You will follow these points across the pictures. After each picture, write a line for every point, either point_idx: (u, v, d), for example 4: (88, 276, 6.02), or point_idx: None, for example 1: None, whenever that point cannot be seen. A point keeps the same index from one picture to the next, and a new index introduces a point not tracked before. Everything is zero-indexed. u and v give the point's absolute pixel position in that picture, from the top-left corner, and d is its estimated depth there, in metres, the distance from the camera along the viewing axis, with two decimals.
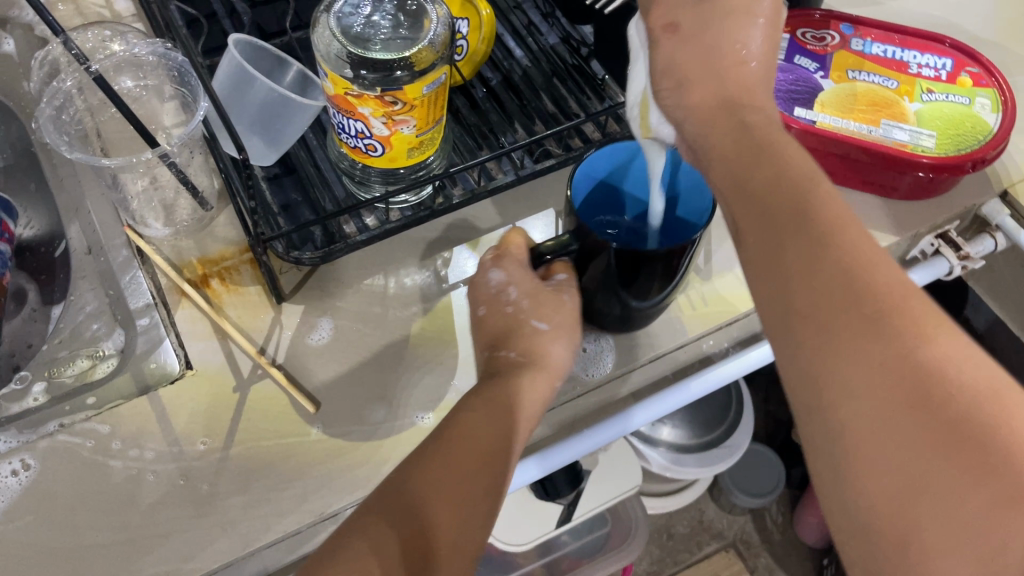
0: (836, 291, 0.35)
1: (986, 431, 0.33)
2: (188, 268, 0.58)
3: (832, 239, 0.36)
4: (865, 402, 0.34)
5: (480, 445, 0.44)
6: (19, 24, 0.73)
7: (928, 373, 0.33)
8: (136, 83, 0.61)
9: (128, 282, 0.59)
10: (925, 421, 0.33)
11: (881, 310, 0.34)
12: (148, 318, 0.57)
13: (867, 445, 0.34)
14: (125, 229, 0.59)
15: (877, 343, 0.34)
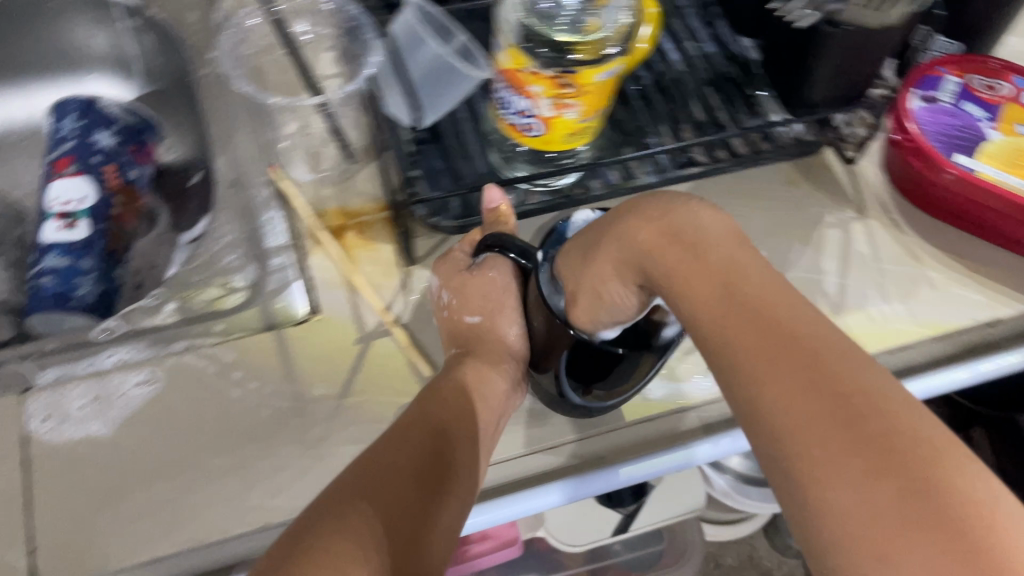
0: (776, 352, 0.38)
1: (981, 517, 0.32)
2: (327, 217, 0.59)
3: (826, 361, 0.37)
4: (855, 502, 0.33)
5: (434, 468, 0.44)
6: None
7: (904, 443, 0.34)
8: (310, 31, 0.64)
9: (266, 221, 0.60)
10: (910, 510, 0.32)
11: (861, 416, 0.35)
12: (282, 258, 0.58)
13: (823, 503, 0.34)
14: (272, 169, 0.61)
15: (786, 372, 0.37)
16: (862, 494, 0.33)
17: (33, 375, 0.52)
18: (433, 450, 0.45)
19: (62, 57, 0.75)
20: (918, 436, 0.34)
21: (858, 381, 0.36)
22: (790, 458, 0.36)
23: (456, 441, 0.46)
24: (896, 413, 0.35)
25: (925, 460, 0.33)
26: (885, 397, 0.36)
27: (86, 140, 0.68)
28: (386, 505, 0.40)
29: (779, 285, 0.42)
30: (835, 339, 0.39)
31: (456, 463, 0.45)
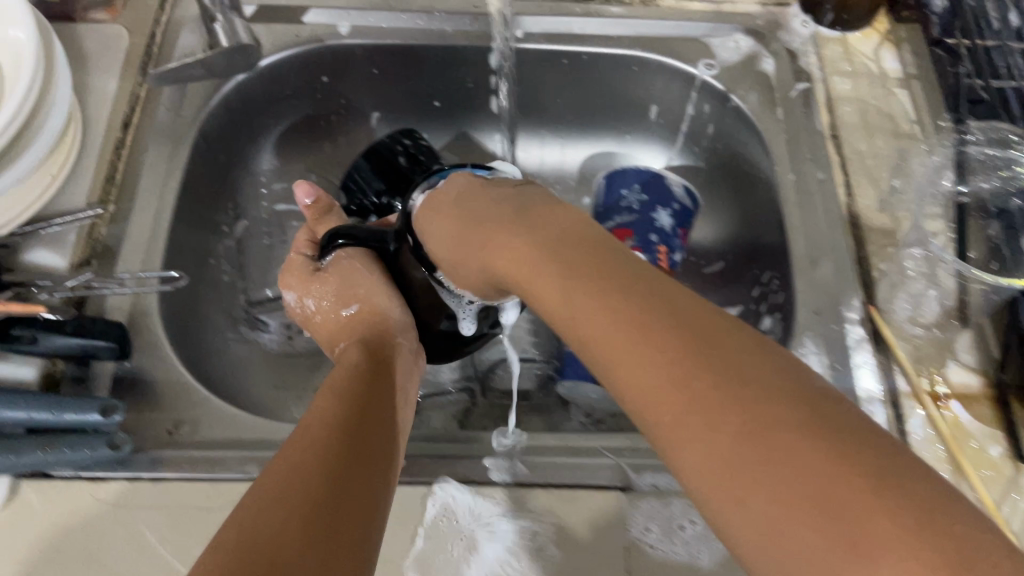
0: (605, 285, 0.36)
1: (819, 400, 0.29)
2: (926, 376, 0.54)
3: (606, 255, 0.38)
4: (700, 438, 0.29)
5: (363, 425, 0.41)
6: (785, 45, 0.70)
7: (690, 321, 0.33)
8: (990, 188, 0.57)
9: (856, 362, 0.55)
10: (790, 413, 0.28)
11: (696, 330, 0.32)
12: (873, 409, 0.53)
13: (681, 438, 0.30)
14: (870, 306, 0.57)
15: (604, 284, 0.36)
16: (704, 441, 0.29)
17: (628, 476, 0.51)
18: (345, 400, 0.43)
19: (628, 116, 0.75)
20: (815, 387, 0.29)
21: (712, 327, 0.32)
22: (657, 435, 0.31)
23: (310, 445, 0.38)
24: (723, 338, 0.32)
25: (829, 433, 0.27)
26: (713, 331, 0.32)
27: (647, 217, 0.67)
28: (308, 454, 0.37)
29: (587, 231, 0.40)
30: (638, 267, 0.37)
31: (369, 427, 0.42)
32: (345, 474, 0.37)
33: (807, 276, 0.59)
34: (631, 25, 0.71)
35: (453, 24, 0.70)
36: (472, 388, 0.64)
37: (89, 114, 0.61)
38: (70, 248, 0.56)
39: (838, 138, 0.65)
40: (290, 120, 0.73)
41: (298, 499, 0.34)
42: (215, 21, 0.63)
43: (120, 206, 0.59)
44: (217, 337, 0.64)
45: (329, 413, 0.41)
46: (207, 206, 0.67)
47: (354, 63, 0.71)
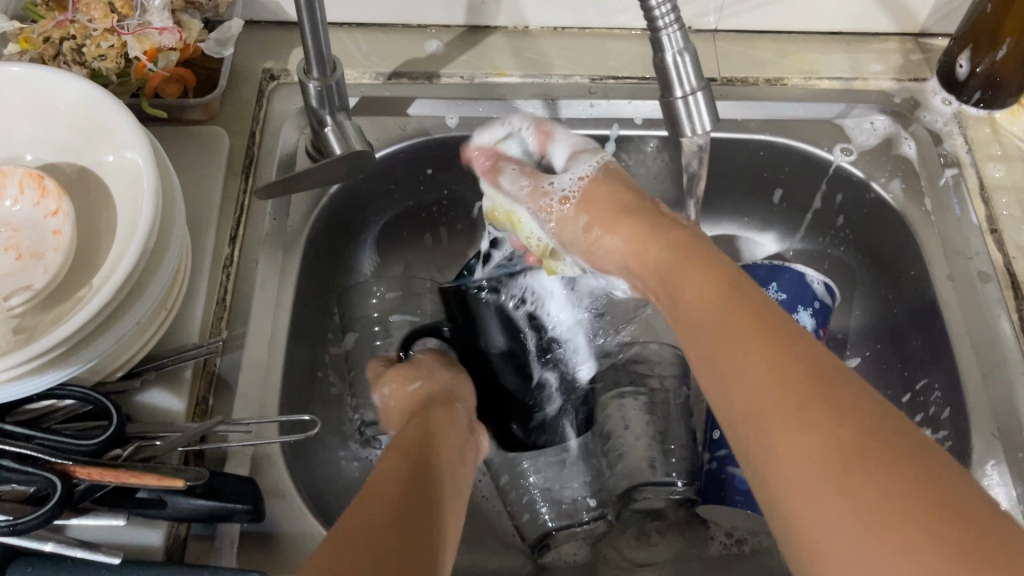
0: (741, 326, 0.40)
1: (917, 452, 0.33)
2: None
3: (739, 296, 0.42)
4: (802, 459, 0.34)
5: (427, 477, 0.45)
6: (927, 126, 0.65)
7: (801, 357, 0.38)
8: None
9: None
10: (888, 460, 0.33)
11: (813, 375, 0.36)
12: None
13: (782, 461, 0.35)
14: None
15: (746, 329, 0.40)
16: (828, 475, 0.33)
17: None
18: (421, 458, 0.47)
19: (749, 198, 0.70)
20: (937, 458, 0.33)
21: (828, 374, 0.37)
22: (766, 457, 0.36)
23: (390, 494, 0.42)
24: (854, 405, 0.35)
25: (932, 493, 0.31)
26: (844, 394, 0.35)
27: (788, 319, 0.62)
28: (371, 506, 0.41)
29: (723, 266, 0.45)
30: (784, 323, 0.40)
31: (427, 483, 0.45)
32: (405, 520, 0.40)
33: (983, 394, 0.54)
34: (760, 107, 0.66)
35: (567, 111, 0.66)
36: (607, 512, 0.58)
37: (195, 229, 0.57)
38: (186, 387, 0.52)
39: (998, 233, 0.60)
40: (394, 215, 0.68)
41: (367, 541, 0.38)
42: (325, 125, 0.58)
43: (233, 333, 0.55)
44: (331, 461, 0.60)
45: (396, 472, 0.45)
46: (315, 316, 0.62)
47: (462, 155, 0.66)
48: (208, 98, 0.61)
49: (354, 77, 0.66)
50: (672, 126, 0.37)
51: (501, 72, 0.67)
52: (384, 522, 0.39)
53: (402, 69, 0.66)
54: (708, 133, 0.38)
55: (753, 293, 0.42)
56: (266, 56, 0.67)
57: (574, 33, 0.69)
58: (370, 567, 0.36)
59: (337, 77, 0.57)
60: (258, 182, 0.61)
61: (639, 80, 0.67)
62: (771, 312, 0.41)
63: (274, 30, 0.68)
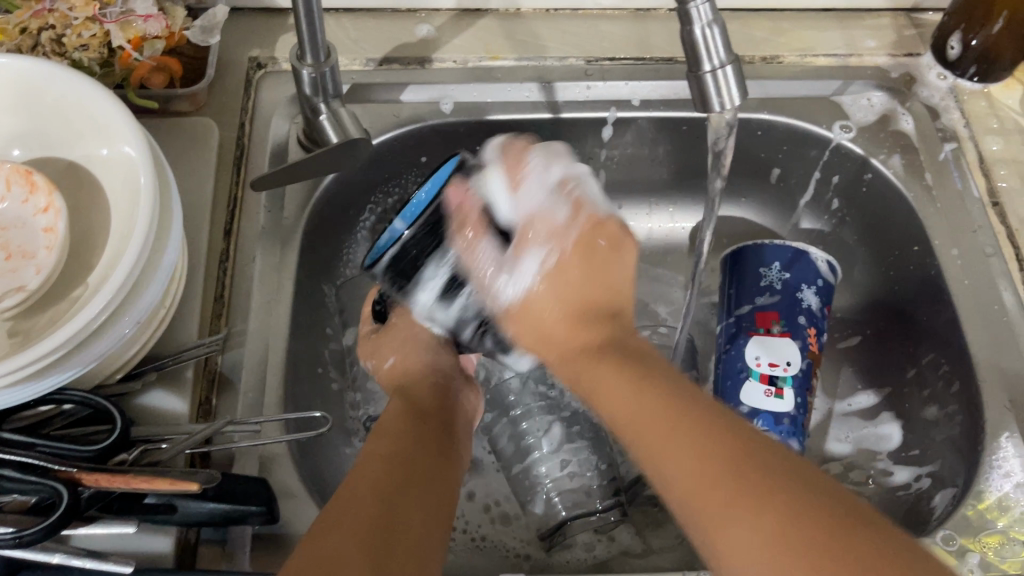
0: (601, 357, 0.45)
1: (772, 447, 0.38)
2: None
3: (611, 318, 0.48)
4: (682, 458, 0.38)
5: (413, 446, 0.45)
6: (924, 101, 0.65)
7: (654, 376, 0.43)
8: None
9: None
10: (750, 451, 0.37)
11: (671, 390, 0.41)
12: None
13: (667, 462, 0.38)
14: None
15: (611, 355, 0.45)
16: (704, 464, 0.37)
17: None
18: (407, 427, 0.47)
19: (746, 178, 0.70)
20: (785, 453, 0.37)
21: (687, 394, 0.41)
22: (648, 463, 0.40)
23: (375, 466, 0.42)
24: (738, 432, 0.38)
25: (786, 476, 0.36)
26: (707, 415, 0.39)
27: (792, 298, 0.61)
28: (356, 489, 0.40)
29: (625, 351, 0.45)
30: (693, 403, 0.40)
31: (426, 452, 0.45)
32: (397, 488, 0.41)
33: (993, 366, 0.54)
34: (757, 85, 0.65)
35: (564, 94, 0.64)
36: (622, 499, 0.57)
37: (188, 224, 0.55)
38: (189, 387, 0.50)
39: (1000, 206, 0.61)
40: (388, 203, 0.67)
41: (357, 525, 0.37)
42: (320, 113, 0.57)
43: (232, 329, 0.53)
44: (337, 459, 0.58)
45: (398, 447, 0.44)
46: (312, 310, 0.61)
47: (456, 141, 0.65)
48: (194, 89, 0.59)
49: (345, 65, 0.64)
50: (701, 100, 0.36)
51: (494, 56, 0.65)
52: (382, 514, 0.39)
53: (394, 55, 0.65)
54: (736, 107, 0.37)
55: (620, 323, 0.48)
56: (251, 44, 0.65)
57: (566, 15, 0.68)
58: (357, 545, 0.36)
59: (331, 62, 0.55)
60: (250, 174, 0.59)
61: (635, 61, 0.66)
62: (626, 338, 0.47)
63: (259, 17, 0.66)
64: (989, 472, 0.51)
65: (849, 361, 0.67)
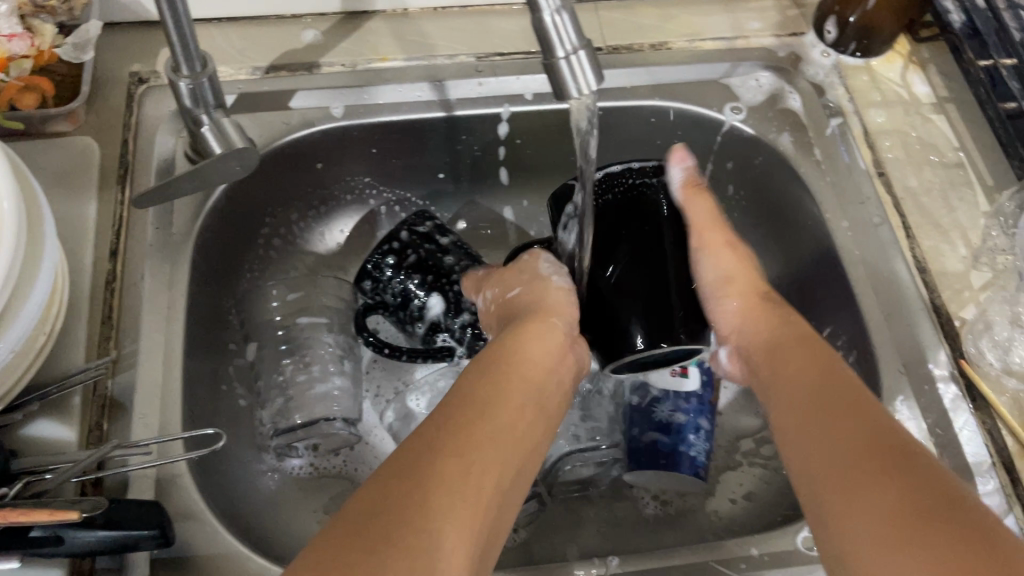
0: (821, 398, 0.45)
1: (971, 510, 0.37)
2: None
3: (822, 366, 0.48)
4: (865, 511, 0.38)
5: (491, 396, 0.47)
6: (809, 79, 0.66)
7: (873, 417, 0.43)
8: None
9: (962, 428, 0.52)
10: (932, 511, 0.37)
11: (880, 434, 0.41)
12: (989, 481, 0.50)
13: (851, 510, 0.39)
14: (960, 362, 0.54)
15: (825, 396, 0.45)
16: (891, 521, 0.37)
17: None
18: (494, 385, 0.48)
19: None
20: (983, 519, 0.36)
21: (900, 444, 0.41)
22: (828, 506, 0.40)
23: (454, 426, 0.43)
24: (929, 487, 0.38)
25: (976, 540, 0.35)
26: (910, 466, 0.39)
27: None
28: (426, 439, 0.42)
29: (825, 359, 0.49)
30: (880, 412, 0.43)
31: (491, 410, 0.46)
32: (470, 456, 0.42)
33: (886, 332, 0.55)
34: (647, 72, 0.65)
35: (456, 92, 0.64)
36: (539, 493, 0.57)
37: (70, 248, 0.54)
38: (77, 414, 0.48)
39: (885, 176, 0.62)
40: (284, 212, 0.66)
41: (405, 483, 0.39)
42: (201, 124, 0.55)
43: (122, 351, 0.52)
44: (245, 475, 0.57)
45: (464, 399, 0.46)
46: (213, 328, 0.60)
47: (351, 145, 0.64)
48: (71, 107, 0.58)
49: (230, 74, 0.63)
50: (557, 87, 0.36)
51: (384, 57, 0.65)
52: (433, 474, 0.39)
53: (280, 62, 0.64)
54: (594, 91, 0.37)
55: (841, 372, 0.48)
56: (132, 59, 0.63)
57: (455, 13, 0.68)
58: (393, 508, 0.37)
59: (209, 72, 0.54)
60: (135, 191, 0.57)
61: (525, 56, 0.66)
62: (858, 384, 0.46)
63: (139, 30, 0.65)
64: None
65: None
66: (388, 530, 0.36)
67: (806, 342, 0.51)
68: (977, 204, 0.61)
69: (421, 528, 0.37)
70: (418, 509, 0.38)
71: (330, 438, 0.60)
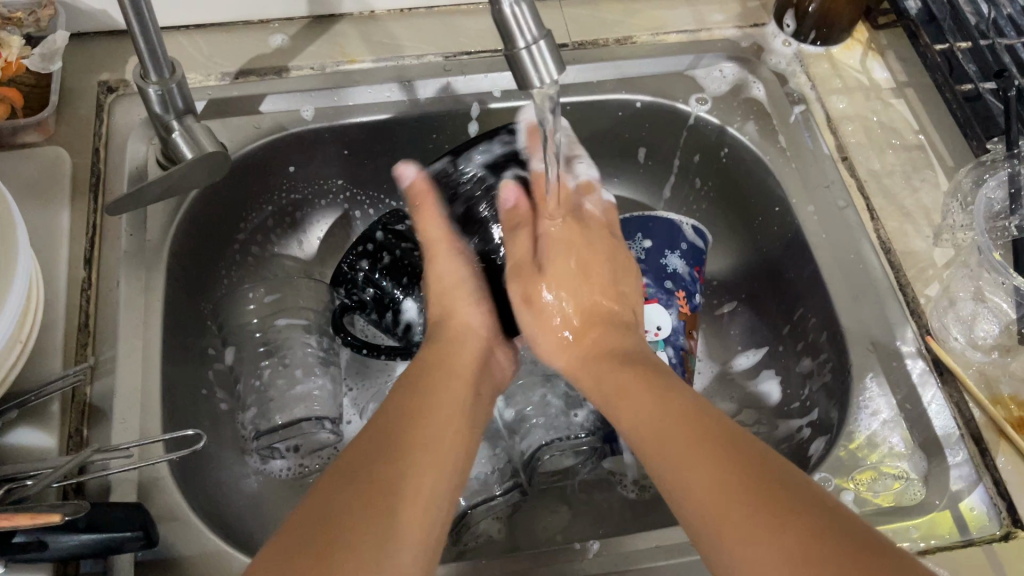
0: (662, 406, 0.44)
1: (825, 507, 0.36)
2: (1001, 406, 0.53)
3: (658, 378, 0.47)
4: (724, 522, 0.36)
5: (432, 402, 0.46)
6: (772, 68, 0.68)
7: (705, 421, 0.42)
8: None
9: (930, 401, 0.53)
10: (786, 511, 0.35)
11: (722, 437, 0.40)
12: (959, 452, 0.51)
13: (709, 525, 0.37)
14: (928, 338, 0.55)
15: (664, 405, 0.44)
16: (752, 525, 0.35)
17: None
18: (439, 395, 0.47)
19: (615, 158, 0.71)
20: (837, 514, 0.35)
21: (743, 444, 0.40)
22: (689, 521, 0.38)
23: (400, 422, 0.43)
24: (780, 486, 0.37)
25: (834, 537, 0.34)
26: (757, 466, 0.38)
27: (657, 264, 0.63)
28: (373, 444, 0.41)
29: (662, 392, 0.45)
30: (759, 445, 0.40)
31: (438, 403, 0.46)
32: (417, 449, 0.42)
33: (853, 311, 0.57)
34: (613, 66, 0.66)
35: (425, 91, 0.65)
36: (520, 483, 0.58)
37: (44, 258, 0.54)
38: (56, 420, 0.48)
39: (848, 160, 0.63)
40: (259, 217, 0.66)
41: (356, 478, 0.39)
42: (172, 130, 0.55)
43: (100, 357, 0.52)
44: (228, 477, 0.58)
45: (409, 396, 0.46)
46: (190, 333, 0.60)
47: (322, 147, 0.65)
48: (41, 117, 0.58)
49: (200, 81, 0.63)
50: (519, 77, 0.37)
51: (352, 59, 0.66)
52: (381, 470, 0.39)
53: (249, 67, 0.64)
54: (555, 80, 0.37)
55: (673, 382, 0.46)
56: (100, 68, 0.63)
57: (421, 14, 0.69)
58: (342, 502, 0.37)
59: (178, 78, 0.54)
60: (108, 199, 0.58)
61: (492, 54, 0.67)
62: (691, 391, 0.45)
63: (105, 40, 0.65)
64: (858, 412, 0.53)
65: (730, 325, 0.69)
66: (340, 539, 0.35)
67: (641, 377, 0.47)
68: (938, 184, 0.62)
69: (371, 525, 0.36)
70: (372, 520, 0.37)
71: (311, 438, 0.60)
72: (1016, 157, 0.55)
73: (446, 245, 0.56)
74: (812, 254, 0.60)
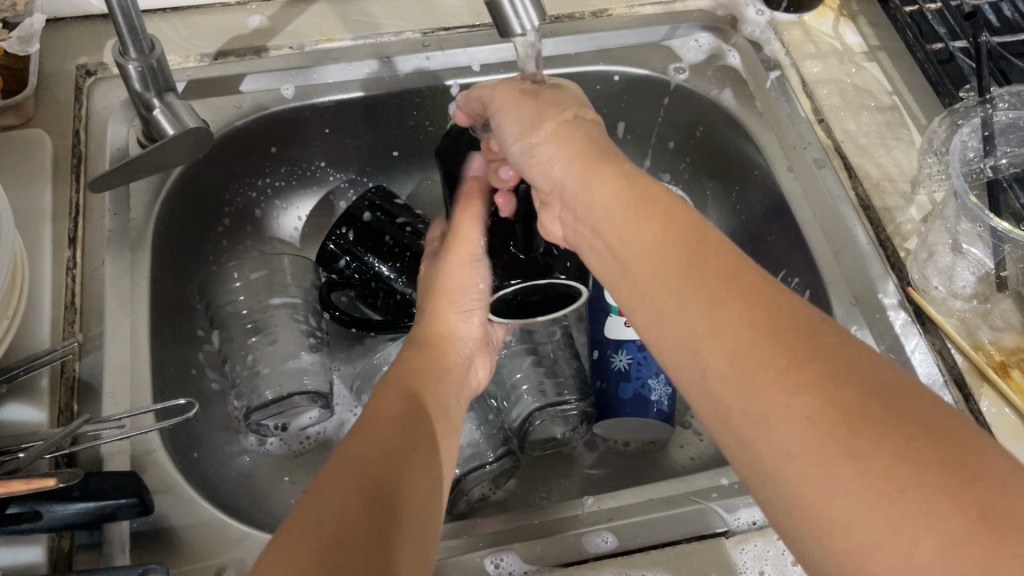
0: (645, 216, 0.39)
1: (816, 326, 0.33)
2: (985, 352, 0.54)
3: (636, 182, 0.41)
4: (715, 355, 0.34)
5: (408, 416, 0.43)
6: (746, 36, 0.69)
7: (701, 239, 0.37)
8: None
9: (914, 350, 0.53)
10: (773, 339, 0.32)
11: (702, 256, 0.36)
12: (947, 397, 0.52)
13: (703, 354, 0.34)
14: (909, 289, 0.56)
15: (645, 215, 0.40)
16: (747, 360, 0.32)
17: (724, 520, 0.48)
18: (411, 408, 0.45)
19: None
20: (825, 332, 0.32)
21: (734, 264, 0.36)
22: (675, 351, 0.37)
23: (387, 425, 0.42)
24: (770, 301, 0.34)
25: (837, 362, 0.31)
26: (747, 285, 0.35)
27: None
28: (372, 441, 0.40)
29: (692, 230, 0.38)
30: (781, 295, 0.34)
31: (420, 415, 0.44)
32: (405, 449, 0.40)
33: (836, 267, 0.57)
34: (589, 38, 0.67)
35: (404, 67, 0.65)
36: (513, 446, 0.58)
37: (28, 239, 0.54)
38: (46, 396, 0.48)
39: (825, 122, 0.64)
40: (241, 201, 0.67)
41: (356, 475, 0.37)
42: (153, 108, 0.55)
43: (88, 334, 0.52)
44: (221, 456, 0.57)
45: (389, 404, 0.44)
46: (176, 313, 0.60)
47: (302, 125, 0.65)
48: (20, 99, 0.58)
49: (179, 63, 0.63)
50: (501, 22, 0.37)
51: (330, 37, 0.66)
52: (384, 470, 0.38)
53: (227, 48, 0.64)
54: (536, 25, 0.38)
55: (644, 190, 0.41)
56: (77, 53, 0.63)
57: None
58: (348, 496, 0.36)
59: (158, 54, 0.54)
60: (90, 178, 0.58)
61: (469, 29, 0.67)
62: (665, 195, 0.40)
63: (82, 26, 0.65)
64: None
65: None
66: (353, 524, 0.34)
67: (651, 199, 0.40)
68: (913, 142, 0.63)
69: (376, 518, 0.35)
70: (377, 520, 0.35)
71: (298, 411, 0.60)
72: (988, 103, 0.56)
73: (466, 259, 0.54)
74: (789, 215, 0.61)
